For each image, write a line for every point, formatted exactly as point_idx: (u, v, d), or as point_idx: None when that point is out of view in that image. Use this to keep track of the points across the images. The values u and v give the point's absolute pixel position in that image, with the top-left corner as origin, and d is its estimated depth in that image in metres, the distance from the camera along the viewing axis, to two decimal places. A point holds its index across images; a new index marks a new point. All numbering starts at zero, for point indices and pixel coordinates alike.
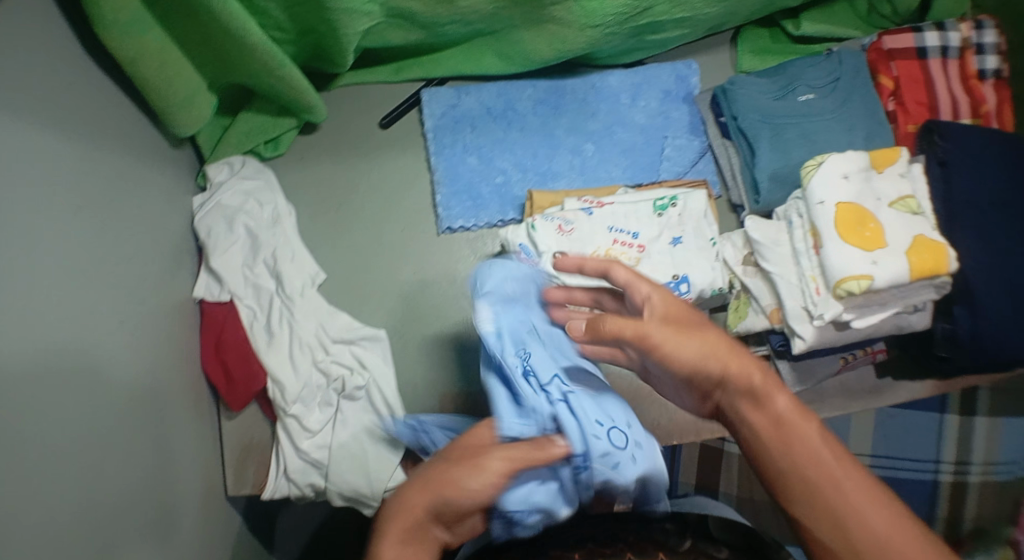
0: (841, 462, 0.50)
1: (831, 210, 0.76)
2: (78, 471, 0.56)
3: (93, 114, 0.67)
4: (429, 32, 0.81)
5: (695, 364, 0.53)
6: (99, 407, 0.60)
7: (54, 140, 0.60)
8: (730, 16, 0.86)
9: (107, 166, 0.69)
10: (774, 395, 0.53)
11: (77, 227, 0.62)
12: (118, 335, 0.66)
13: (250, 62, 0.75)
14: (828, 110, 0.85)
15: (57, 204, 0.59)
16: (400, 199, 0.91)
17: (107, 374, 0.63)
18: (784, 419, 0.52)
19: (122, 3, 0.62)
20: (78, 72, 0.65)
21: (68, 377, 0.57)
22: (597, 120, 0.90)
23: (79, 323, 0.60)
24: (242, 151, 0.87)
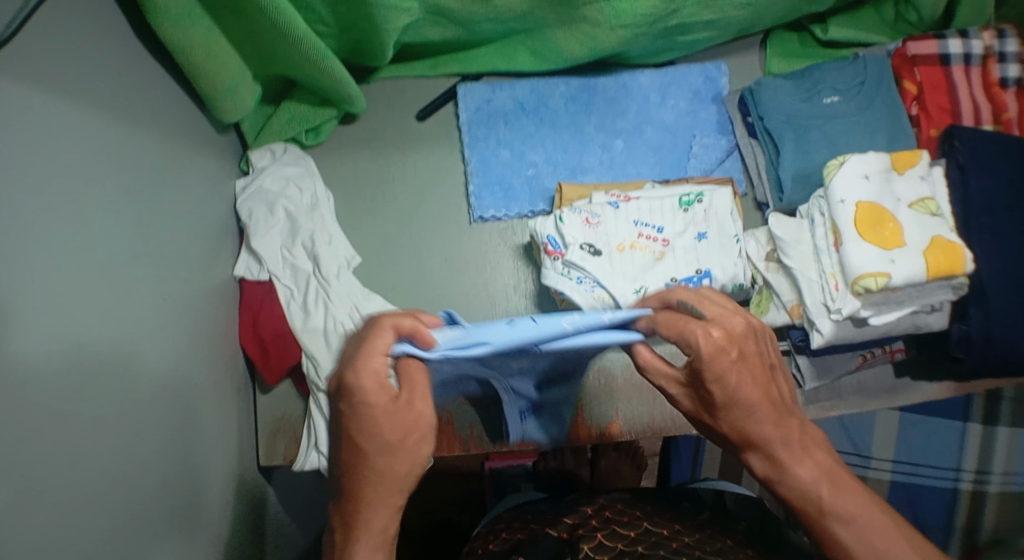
0: (861, 513, 0.51)
1: (851, 209, 0.79)
2: (116, 439, 0.59)
3: (140, 97, 0.71)
4: (465, 29, 0.85)
5: (737, 412, 0.51)
6: (136, 370, 0.63)
7: (103, 118, 0.64)
8: (757, 20, 0.88)
9: (152, 151, 0.72)
10: (794, 462, 0.51)
11: (123, 201, 0.65)
12: (156, 309, 0.69)
13: (294, 52, 0.80)
14: (852, 112, 0.87)
15: (105, 183, 0.63)
16: (434, 189, 0.92)
17: (146, 340, 0.66)
18: (800, 488, 0.52)
19: None
20: (127, 63, 0.69)
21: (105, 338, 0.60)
22: (626, 118, 0.91)
23: (122, 296, 0.63)
24: (284, 138, 0.90)
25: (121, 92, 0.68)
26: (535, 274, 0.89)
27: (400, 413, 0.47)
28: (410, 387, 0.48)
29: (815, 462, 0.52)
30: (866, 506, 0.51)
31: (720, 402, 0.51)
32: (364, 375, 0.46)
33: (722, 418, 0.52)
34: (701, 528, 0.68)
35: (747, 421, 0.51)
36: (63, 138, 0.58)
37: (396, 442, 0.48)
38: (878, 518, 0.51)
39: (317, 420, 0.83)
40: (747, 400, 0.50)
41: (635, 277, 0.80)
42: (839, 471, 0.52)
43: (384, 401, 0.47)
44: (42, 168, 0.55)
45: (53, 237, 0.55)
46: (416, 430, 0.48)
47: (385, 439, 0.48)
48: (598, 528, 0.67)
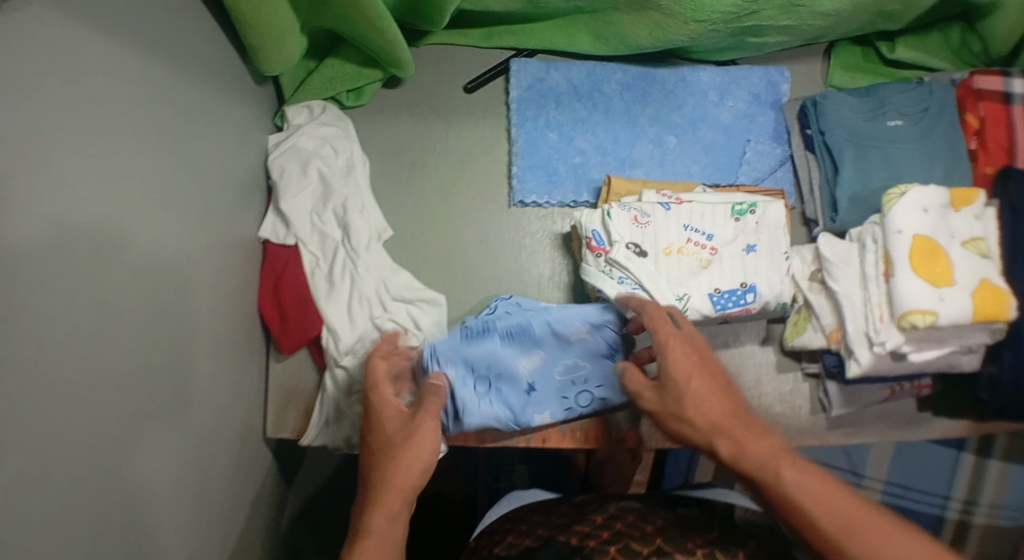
0: (846, 504, 0.51)
1: (907, 241, 0.77)
2: (130, 405, 0.56)
3: (179, 38, 0.66)
4: (530, 3, 0.80)
5: (695, 400, 0.60)
6: (152, 331, 0.59)
7: (139, 56, 0.59)
8: (829, 31, 0.85)
9: (184, 92, 0.67)
10: (753, 443, 0.56)
11: (154, 147, 0.61)
12: (177, 267, 0.64)
13: (348, 7, 0.75)
14: (914, 138, 0.84)
15: (137, 124, 0.58)
16: (475, 165, 0.87)
17: (166, 300, 0.62)
18: (762, 468, 0.55)
19: None
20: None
21: (122, 296, 0.55)
22: (681, 113, 0.87)
23: (148, 251, 0.59)
24: (323, 97, 0.86)
25: (160, 29, 0.62)
26: (571, 268, 0.85)
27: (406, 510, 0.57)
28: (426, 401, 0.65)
29: (771, 442, 0.56)
30: (844, 492, 0.52)
31: (683, 395, 0.61)
32: (379, 398, 0.65)
33: (685, 413, 0.60)
34: (712, 546, 0.66)
35: (707, 412, 0.59)
36: (97, 71, 0.53)
37: (402, 441, 0.60)
38: (860, 504, 0.51)
39: (333, 400, 0.80)
40: (694, 397, 0.60)
41: (679, 282, 0.78)
42: (801, 463, 0.54)
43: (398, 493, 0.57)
44: (75, 105, 0.50)
45: (83, 183, 0.50)
46: (416, 438, 0.60)
47: (384, 462, 0.59)
48: (609, 543, 0.66)
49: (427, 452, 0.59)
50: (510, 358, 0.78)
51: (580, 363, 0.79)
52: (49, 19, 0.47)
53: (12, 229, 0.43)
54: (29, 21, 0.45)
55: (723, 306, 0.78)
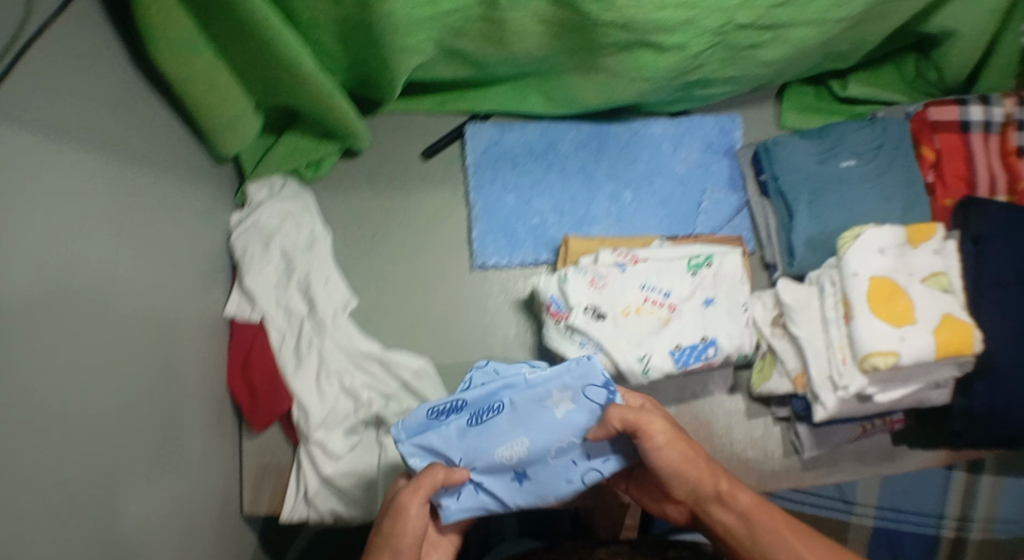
0: (810, 545, 0.63)
1: (865, 282, 0.78)
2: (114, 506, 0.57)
3: (139, 135, 0.68)
4: (479, 70, 0.81)
5: (677, 465, 0.66)
6: (131, 429, 0.61)
7: (105, 162, 0.61)
8: (778, 76, 0.85)
9: (148, 187, 0.68)
10: (737, 494, 0.66)
11: (123, 248, 0.62)
12: (151, 360, 0.65)
13: (300, 88, 0.77)
14: (868, 178, 0.85)
15: (106, 230, 0.59)
16: (432, 233, 0.88)
17: (141, 396, 0.63)
18: (740, 517, 0.66)
19: (174, 23, 0.65)
20: (124, 98, 0.66)
21: (105, 401, 0.57)
22: (636, 168, 0.88)
23: (121, 351, 0.60)
24: (283, 171, 0.86)
25: (119, 130, 0.64)
26: (535, 329, 0.86)
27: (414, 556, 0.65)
28: (415, 490, 0.63)
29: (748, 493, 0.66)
30: (806, 535, 0.64)
31: (679, 466, 0.66)
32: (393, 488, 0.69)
33: (671, 479, 0.67)
34: None
35: (694, 474, 0.67)
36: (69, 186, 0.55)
37: (385, 516, 0.66)
38: (819, 543, 0.63)
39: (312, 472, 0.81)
40: (683, 458, 0.67)
41: (641, 341, 0.78)
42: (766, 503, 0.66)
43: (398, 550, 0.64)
44: (47, 225, 0.51)
45: (64, 298, 0.52)
46: (398, 523, 0.64)
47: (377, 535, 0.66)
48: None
49: (413, 519, 0.63)
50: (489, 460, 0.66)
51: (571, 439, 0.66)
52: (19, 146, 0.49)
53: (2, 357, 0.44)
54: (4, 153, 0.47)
55: (685, 361, 0.78)
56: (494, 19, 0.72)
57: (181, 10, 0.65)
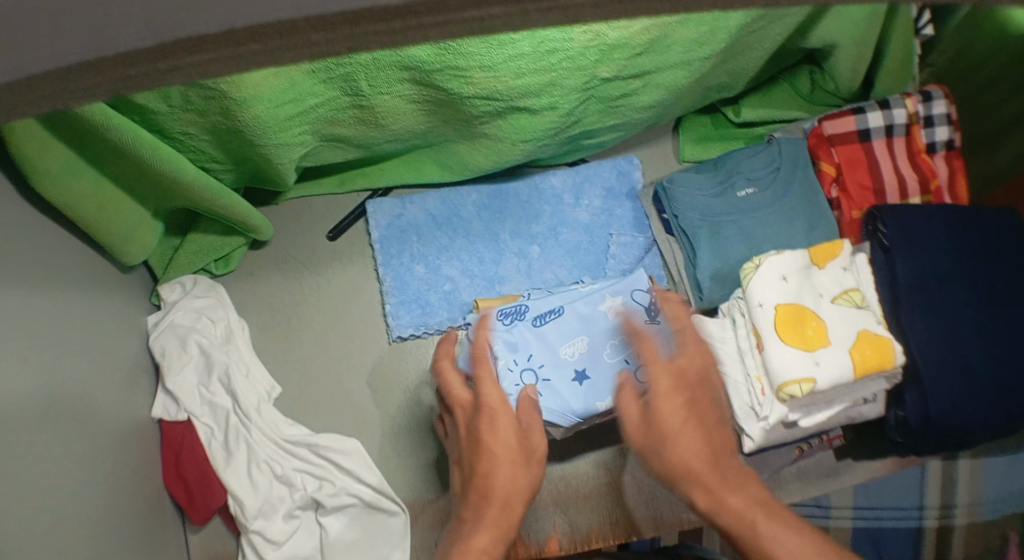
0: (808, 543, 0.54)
1: (771, 312, 0.78)
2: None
3: (39, 263, 0.69)
4: (367, 149, 0.82)
5: (670, 440, 0.64)
6: (63, 555, 0.62)
7: (5, 301, 0.62)
8: (666, 114, 0.85)
9: (53, 312, 0.70)
10: (732, 492, 0.57)
11: (32, 383, 0.64)
12: (76, 483, 0.67)
13: (189, 196, 0.78)
14: (768, 203, 0.85)
15: (9, 369, 0.61)
16: (348, 311, 0.89)
17: (70, 520, 0.64)
18: (734, 521, 0.56)
19: (48, 154, 0.63)
20: (16, 238, 0.66)
21: (29, 539, 0.57)
22: (540, 222, 0.88)
23: (42, 480, 0.62)
24: (193, 270, 0.88)
25: (18, 262, 0.66)
26: None
27: (506, 447, 0.60)
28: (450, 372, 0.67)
29: (744, 494, 0.57)
30: (809, 541, 0.54)
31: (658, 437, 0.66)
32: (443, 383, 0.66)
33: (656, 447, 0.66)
34: None
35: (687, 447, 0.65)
36: None
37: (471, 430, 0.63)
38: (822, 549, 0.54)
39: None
40: (685, 434, 0.65)
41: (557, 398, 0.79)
42: (776, 509, 0.57)
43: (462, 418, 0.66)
44: None
45: None
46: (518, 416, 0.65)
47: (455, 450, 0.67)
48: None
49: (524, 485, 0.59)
50: (555, 362, 0.80)
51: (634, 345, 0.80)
52: None
53: None
54: None
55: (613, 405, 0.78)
56: (365, 107, 0.73)
57: (54, 140, 0.63)
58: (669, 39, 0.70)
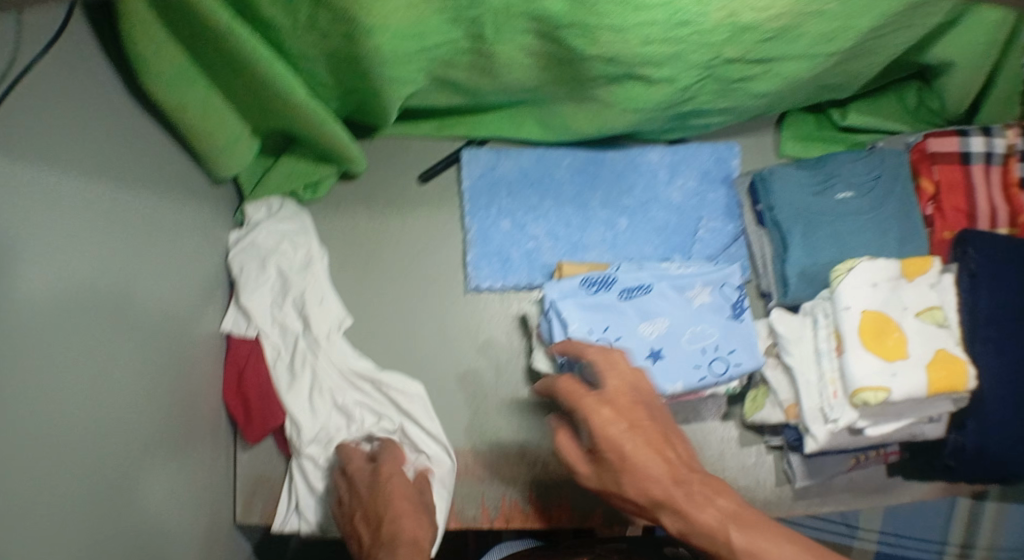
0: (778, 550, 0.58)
1: (856, 317, 0.78)
2: (95, 539, 0.58)
3: (136, 159, 0.69)
4: (473, 97, 0.81)
5: (647, 467, 0.64)
6: (117, 450, 0.62)
7: (98, 191, 0.62)
8: (779, 104, 0.84)
9: (144, 208, 0.70)
10: (700, 511, 0.61)
11: (115, 275, 0.63)
12: (140, 382, 0.66)
13: (293, 117, 0.78)
14: (864, 210, 0.84)
15: (93, 256, 0.60)
16: (427, 255, 0.89)
17: (131, 416, 0.64)
18: (706, 529, 0.61)
19: (167, 60, 0.66)
20: (119, 129, 0.67)
21: (85, 430, 0.57)
22: (631, 196, 0.88)
23: (109, 371, 0.61)
24: (282, 192, 0.88)
25: (114, 154, 0.65)
26: (527, 353, 0.87)
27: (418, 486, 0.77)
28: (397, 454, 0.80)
29: (716, 505, 0.61)
30: (777, 545, 0.59)
31: (625, 465, 0.65)
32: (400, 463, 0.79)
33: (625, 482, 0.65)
34: None
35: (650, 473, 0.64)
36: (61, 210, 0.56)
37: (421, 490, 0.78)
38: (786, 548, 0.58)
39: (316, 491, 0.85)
40: (648, 461, 0.64)
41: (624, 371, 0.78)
42: (743, 507, 0.62)
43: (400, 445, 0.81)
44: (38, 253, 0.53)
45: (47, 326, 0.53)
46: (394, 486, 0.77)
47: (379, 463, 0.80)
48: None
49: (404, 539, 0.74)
50: (631, 333, 0.80)
51: (710, 322, 0.82)
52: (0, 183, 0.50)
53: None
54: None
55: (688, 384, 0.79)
56: (482, 53, 0.72)
57: (170, 43, 0.66)
58: (799, 28, 0.70)
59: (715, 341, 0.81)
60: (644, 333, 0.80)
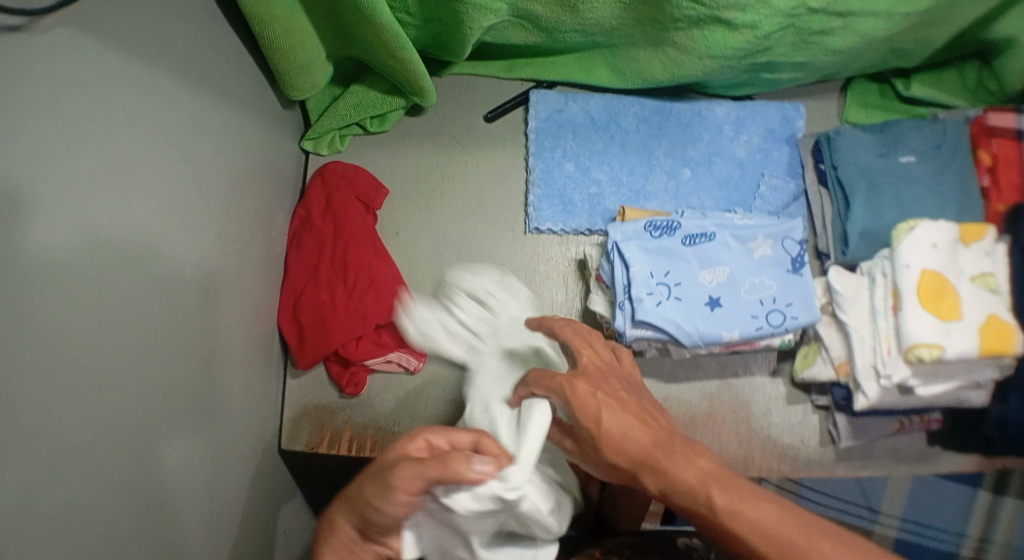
0: (802, 526, 0.47)
1: (915, 275, 0.78)
2: (150, 427, 0.57)
3: (214, 63, 0.69)
4: (549, 36, 0.82)
5: (624, 435, 0.57)
6: (171, 345, 0.61)
7: (174, 85, 0.62)
8: (843, 68, 0.87)
9: (218, 112, 0.70)
10: (681, 472, 0.53)
11: (186, 170, 0.63)
12: (200, 284, 0.66)
13: (370, 42, 0.78)
14: (925, 175, 0.86)
15: (167, 143, 0.60)
16: (492, 192, 0.90)
17: (187, 314, 0.63)
18: (695, 489, 0.51)
19: None
20: (202, 30, 0.67)
21: (142, 315, 0.56)
22: (696, 148, 0.90)
23: (173, 262, 0.60)
24: (349, 121, 0.88)
25: (195, 53, 0.66)
26: (585, 295, 0.87)
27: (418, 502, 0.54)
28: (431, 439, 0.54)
29: (699, 458, 0.53)
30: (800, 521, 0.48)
31: (611, 438, 0.58)
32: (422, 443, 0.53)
33: (602, 450, 0.58)
34: None
35: (636, 446, 0.57)
36: (138, 90, 0.56)
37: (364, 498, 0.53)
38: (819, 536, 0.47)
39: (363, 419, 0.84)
40: (627, 428, 0.57)
41: (682, 313, 0.79)
42: (741, 479, 0.51)
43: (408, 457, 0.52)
44: (106, 127, 0.52)
45: (113, 202, 0.52)
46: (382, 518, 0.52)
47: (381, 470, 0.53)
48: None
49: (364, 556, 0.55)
50: (691, 279, 0.81)
51: (768, 273, 0.81)
52: (81, 50, 0.50)
53: (41, 242, 0.45)
54: (53, 47, 0.47)
55: (744, 332, 0.79)
56: None
57: None
58: None
59: (774, 293, 0.81)
60: (702, 280, 0.81)
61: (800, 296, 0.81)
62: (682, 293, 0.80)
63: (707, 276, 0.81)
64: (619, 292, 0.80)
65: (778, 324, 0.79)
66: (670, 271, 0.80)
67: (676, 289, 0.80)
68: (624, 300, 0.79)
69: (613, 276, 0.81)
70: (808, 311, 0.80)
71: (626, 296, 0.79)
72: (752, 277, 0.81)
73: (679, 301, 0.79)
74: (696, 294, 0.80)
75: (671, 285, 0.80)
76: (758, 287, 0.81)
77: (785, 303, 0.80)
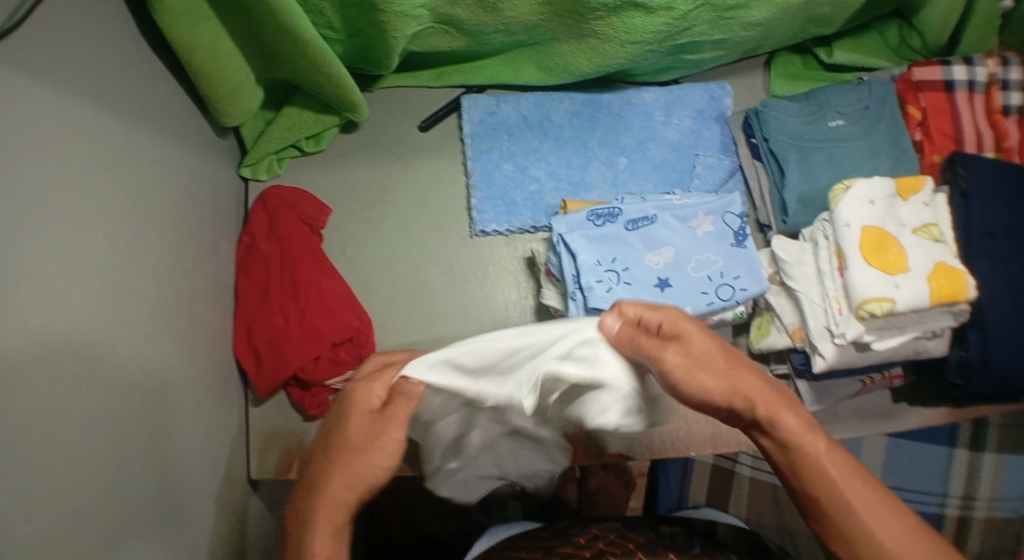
0: (860, 477, 0.52)
1: (856, 233, 0.79)
2: (105, 469, 0.56)
3: (143, 97, 0.69)
4: (474, 40, 0.83)
5: (724, 390, 0.54)
6: (121, 384, 0.59)
7: (103, 121, 0.61)
8: (765, 40, 0.89)
9: (151, 146, 0.69)
10: (781, 416, 0.53)
11: (122, 206, 0.62)
12: (148, 319, 0.65)
13: (299, 63, 0.78)
14: (855, 136, 0.87)
15: (98, 181, 0.59)
16: (435, 200, 0.91)
17: (138, 348, 0.62)
18: (793, 440, 0.53)
19: None
20: (127, 64, 0.66)
21: (87, 354, 0.55)
22: (630, 136, 0.92)
23: (115, 299, 0.59)
24: (285, 143, 0.88)
25: (121, 88, 0.65)
26: (535, 291, 0.88)
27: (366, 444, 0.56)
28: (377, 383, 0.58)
29: (799, 413, 0.54)
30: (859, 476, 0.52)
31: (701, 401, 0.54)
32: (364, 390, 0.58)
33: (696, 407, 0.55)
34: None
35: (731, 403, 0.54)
36: (63, 130, 0.55)
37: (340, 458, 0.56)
38: (877, 494, 0.51)
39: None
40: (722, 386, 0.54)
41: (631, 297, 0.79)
42: (832, 440, 0.54)
43: (361, 415, 0.57)
44: (34, 165, 0.51)
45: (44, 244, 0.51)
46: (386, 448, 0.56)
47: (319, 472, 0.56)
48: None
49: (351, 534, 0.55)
50: (636, 262, 0.81)
51: (713, 248, 0.82)
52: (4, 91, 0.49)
53: None
54: None
55: (696, 309, 0.79)
56: None
57: None
58: None
59: (720, 267, 0.81)
60: (648, 262, 0.81)
61: (747, 267, 0.81)
62: (630, 277, 0.80)
63: (654, 258, 0.81)
64: (567, 283, 0.80)
65: (727, 298, 0.80)
66: (616, 256, 0.80)
67: (623, 273, 0.80)
68: (574, 291, 0.79)
69: (560, 268, 0.81)
70: (756, 280, 0.81)
71: (575, 287, 0.79)
72: (698, 253, 0.82)
73: (629, 285, 0.80)
74: (644, 276, 0.80)
75: (618, 269, 0.80)
76: (704, 263, 0.81)
77: (733, 276, 0.81)
